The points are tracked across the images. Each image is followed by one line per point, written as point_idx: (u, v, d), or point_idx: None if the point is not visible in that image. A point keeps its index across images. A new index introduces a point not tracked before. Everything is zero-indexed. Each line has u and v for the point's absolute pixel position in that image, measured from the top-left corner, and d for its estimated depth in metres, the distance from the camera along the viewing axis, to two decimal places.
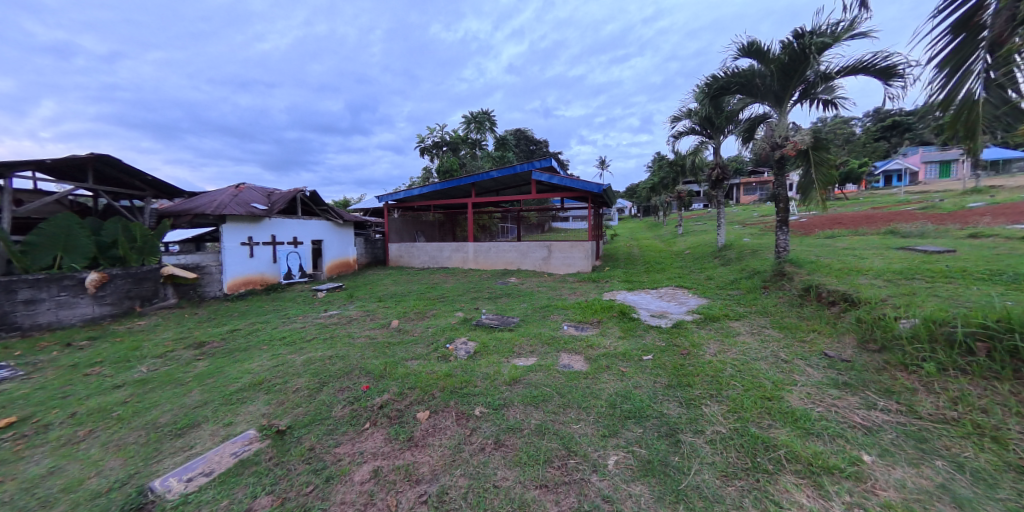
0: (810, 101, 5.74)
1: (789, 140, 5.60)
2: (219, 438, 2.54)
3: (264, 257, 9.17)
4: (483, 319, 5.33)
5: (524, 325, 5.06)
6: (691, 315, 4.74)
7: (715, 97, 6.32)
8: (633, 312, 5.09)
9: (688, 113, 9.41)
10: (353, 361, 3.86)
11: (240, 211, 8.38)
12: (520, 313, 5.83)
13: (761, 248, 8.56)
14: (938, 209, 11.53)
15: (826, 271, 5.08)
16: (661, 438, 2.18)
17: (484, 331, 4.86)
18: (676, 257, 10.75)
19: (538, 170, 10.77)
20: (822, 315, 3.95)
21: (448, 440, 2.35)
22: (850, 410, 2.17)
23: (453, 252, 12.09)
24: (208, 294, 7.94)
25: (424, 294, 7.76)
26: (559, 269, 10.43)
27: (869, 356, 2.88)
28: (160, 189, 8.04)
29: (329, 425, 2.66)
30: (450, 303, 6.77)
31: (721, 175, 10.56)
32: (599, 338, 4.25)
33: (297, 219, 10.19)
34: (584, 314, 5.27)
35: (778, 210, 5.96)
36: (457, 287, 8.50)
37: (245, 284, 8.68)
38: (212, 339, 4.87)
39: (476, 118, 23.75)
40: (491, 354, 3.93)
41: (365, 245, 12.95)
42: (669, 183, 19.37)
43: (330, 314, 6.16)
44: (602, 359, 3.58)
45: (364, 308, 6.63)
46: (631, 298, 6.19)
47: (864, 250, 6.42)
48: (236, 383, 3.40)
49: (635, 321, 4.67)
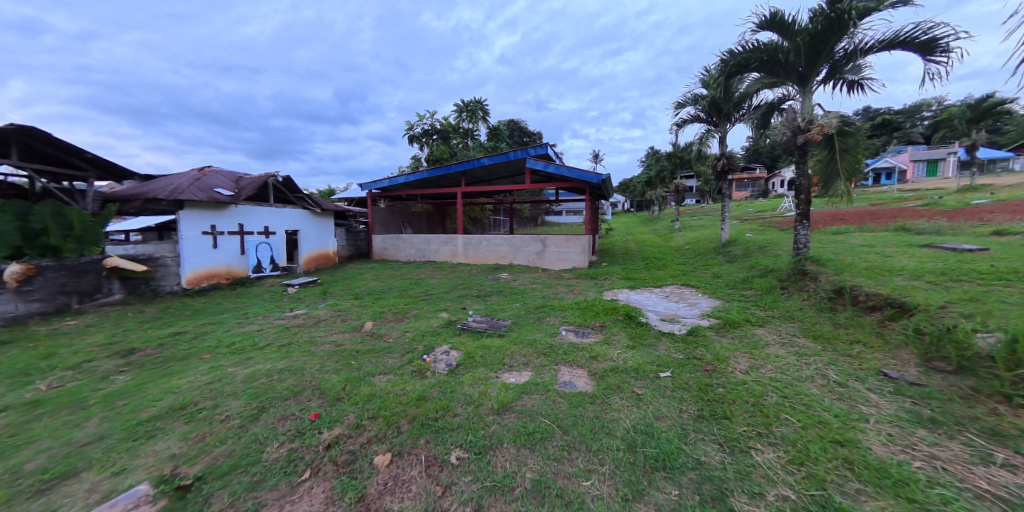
0: (834, 82, 5.18)
1: (815, 123, 5.02)
2: (94, 498, 1.83)
3: (231, 248, 8.33)
4: (470, 322, 4.67)
5: (516, 329, 4.42)
6: (707, 319, 4.18)
7: (732, 74, 5.72)
8: (640, 315, 4.49)
9: (693, 100, 8.83)
10: (308, 376, 3.17)
11: (199, 196, 7.48)
12: (512, 314, 5.18)
13: (768, 244, 8.06)
14: (943, 206, 11.21)
15: (854, 270, 4.54)
16: (707, 507, 1.57)
17: (470, 337, 4.21)
18: (677, 253, 10.24)
19: (533, 158, 10.03)
20: (861, 323, 3.40)
21: (411, 505, 1.71)
22: (966, 468, 1.58)
23: (441, 245, 11.36)
24: (163, 289, 7.10)
25: (406, 291, 7.05)
26: (554, 264, 9.82)
27: (944, 380, 2.34)
28: (105, 169, 7.05)
29: (254, 475, 1.98)
30: (434, 302, 6.09)
31: (727, 167, 9.86)
32: (603, 347, 3.64)
33: (269, 207, 9.34)
34: (585, 317, 4.67)
35: (798, 204, 5.44)
36: (443, 283, 7.81)
37: (207, 278, 7.84)
38: (146, 346, 4.09)
39: (468, 107, 22.27)
40: (477, 367, 3.31)
41: (347, 236, 12.12)
42: (667, 177, 18.76)
43: (296, 314, 5.43)
44: (610, 376, 2.97)
45: (337, 307, 5.90)
46: (634, 298, 5.56)
47: (884, 247, 5.95)
48: (150, 408, 2.66)
49: (644, 327, 4.06)
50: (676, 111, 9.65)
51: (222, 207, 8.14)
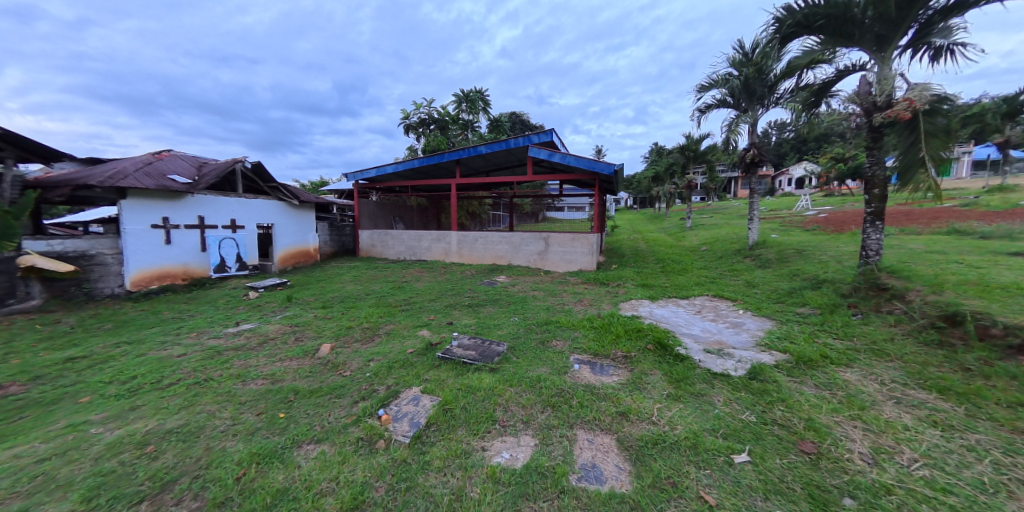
0: (917, 47, 4.15)
1: (896, 97, 3.96)
2: None
3: (189, 243, 7.29)
4: (454, 348, 3.63)
5: (514, 361, 3.37)
6: (769, 353, 3.11)
7: (786, 38, 4.64)
8: (675, 343, 3.45)
9: (721, 80, 7.75)
10: (203, 444, 2.13)
11: (144, 183, 6.39)
12: (508, 333, 4.13)
13: (805, 247, 7.03)
14: (989, 206, 10.07)
15: (952, 286, 3.52)
16: None
17: (452, 370, 3.19)
18: (694, 254, 9.21)
19: (535, 146, 8.86)
20: (1012, 373, 2.36)
21: None
22: None
23: (433, 243, 10.30)
24: (100, 292, 6.05)
25: (384, 298, 5.99)
26: (557, 265, 8.81)
27: None
28: (27, 147, 5.90)
29: None
30: (415, 314, 5.04)
31: (757, 157, 8.70)
32: (634, 397, 2.62)
33: (237, 197, 8.27)
34: (602, 343, 3.65)
35: (868, 199, 4.37)
36: (431, 287, 6.78)
37: (158, 278, 6.81)
38: (14, 381, 3.01)
39: (468, 96, 20.78)
40: (454, 434, 2.28)
41: (331, 231, 11.04)
42: (678, 172, 17.63)
43: (240, 329, 4.36)
44: (656, 461, 1.95)
45: (296, 319, 4.84)
46: (660, 314, 4.53)
47: (960, 254, 4.92)
48: None
49: (686, 364, 3.03)
50: (698, 94, 8.57)
51: (177, 197, 7.06)
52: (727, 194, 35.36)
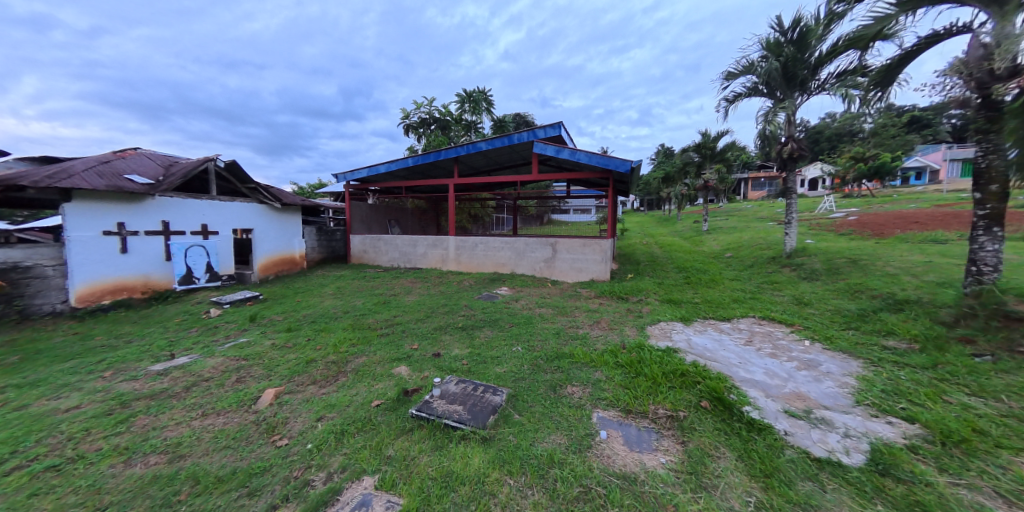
0: None
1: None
2: None
3: (149, 252, 6.46)
4: (434, 399, 2.69)
5: (517, 422, 2.42)
6: (886, 423, 2.13)
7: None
8: (741, 399, 2.47)
9: (749, 66, 6.82)
10: None
11: (93, 184, 5.56)
12: (509, 373, 3.18)
13: (858, 256, 6.03)
14: None
15: None
16: None
17: (427, 441, 2.25)
18: (720, 262, 8.23)
19: (540, 141, 7.92)
20: None
21: None
22: None
23: (429, 249, 9.41)
24: (38, 309, 5.23)
25: (364, 317, 5.10)
26: (566, 275, 7.87)
27: None
28: None
29: None
30: (396, 341, 4.12)
31: (795, 152, 7.63)
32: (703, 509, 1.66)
33: (209, 200, 7.42)
34: (636, 394, 2.69)
35: (981, 198, 3.44)
36: (422, 302, 5.86)
37: (111, 291, 5.97)
38: None
39: (470, 96, 19.82)
40: None
41: (319, 236, 10.18)
42: (693, 173, 16.54)
43: (170, 365, 3.46)
44: None
45: (247, 348, 3.91)
46: (702, 345, 3.56)
47: None
48: None
49: (771, 440, 2.05)
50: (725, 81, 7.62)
51: (136, 199, 6.24)
52: (737, 195, 34.22)
